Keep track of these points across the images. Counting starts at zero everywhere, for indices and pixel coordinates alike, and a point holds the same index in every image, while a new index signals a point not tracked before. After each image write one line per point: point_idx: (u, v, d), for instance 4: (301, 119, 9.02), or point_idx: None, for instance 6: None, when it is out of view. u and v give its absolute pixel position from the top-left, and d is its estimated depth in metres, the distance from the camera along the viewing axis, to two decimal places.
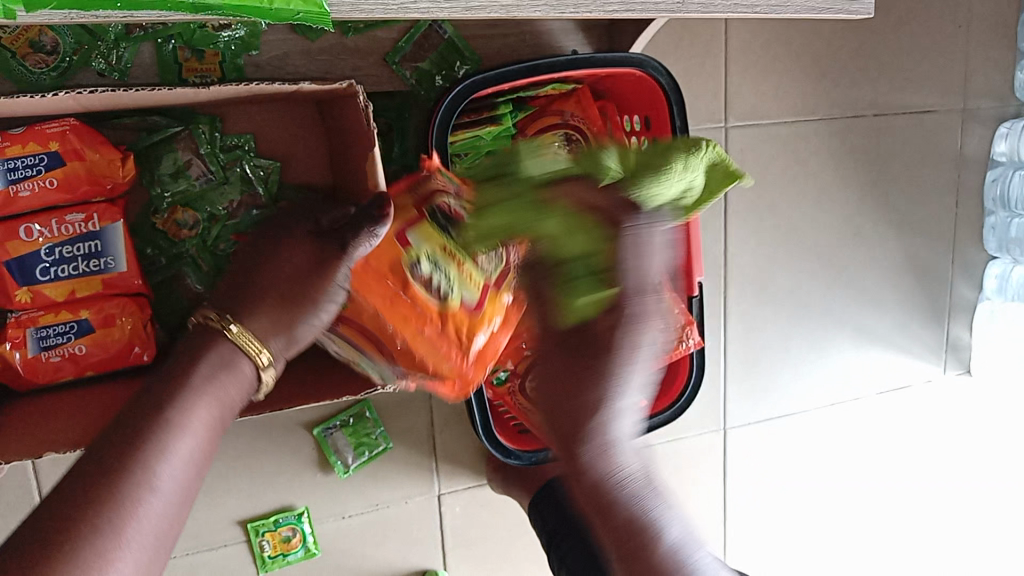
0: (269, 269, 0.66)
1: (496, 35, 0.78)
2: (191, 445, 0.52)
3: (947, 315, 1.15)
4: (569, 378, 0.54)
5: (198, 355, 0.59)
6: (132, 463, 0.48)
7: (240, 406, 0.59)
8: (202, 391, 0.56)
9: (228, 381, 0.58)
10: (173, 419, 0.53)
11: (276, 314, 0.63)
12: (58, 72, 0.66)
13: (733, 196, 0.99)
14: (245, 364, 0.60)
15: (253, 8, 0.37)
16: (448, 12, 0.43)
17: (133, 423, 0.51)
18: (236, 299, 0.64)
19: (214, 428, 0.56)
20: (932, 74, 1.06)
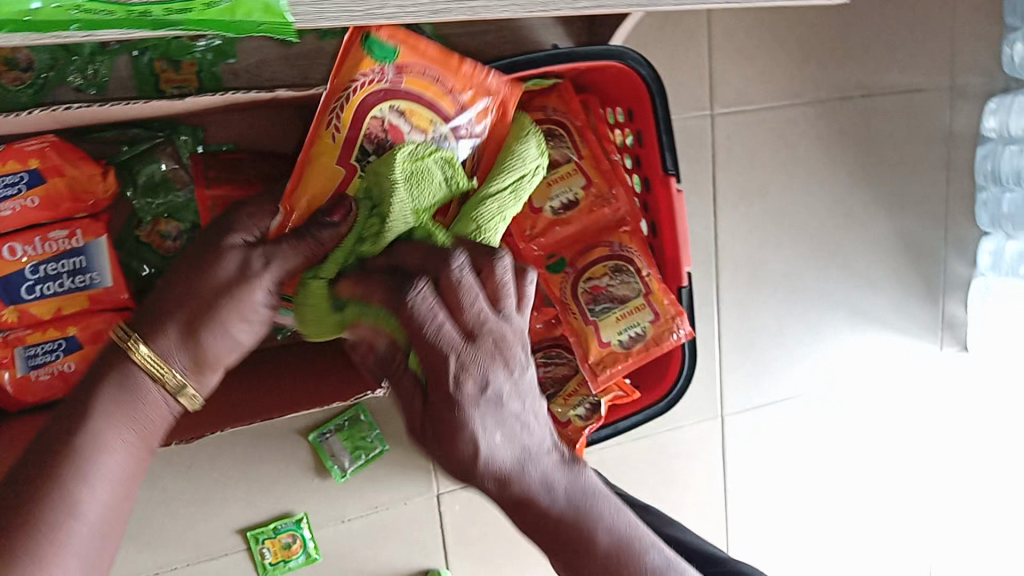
0: (188, 275, 0.52)
1: (475, 33, 0.78)
2: (116, 463, 0.50)
3: (941, 293, 1.15)
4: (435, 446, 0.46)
5: (104, 371, 0.51)
6: (47, 493, 0.47)
7: (165, 425, 0.53)
8: (114, 411, 0.50)
9: (142, 407, 0.51)
10: (85, 441, 0.49)
11: (184, 332, 0.51)
12: (34, 89, 0.66)
13: (721, 184, 0.98)
14: (152, 387, 0.51)
15: (215, 21, 0.36)
16: (414, 17, 0.43)
17: (48, 447, 0.48)
18: (151, 313, 0.52)
19: (139, 448, 0.52)
20: (916, 52, 1.05)
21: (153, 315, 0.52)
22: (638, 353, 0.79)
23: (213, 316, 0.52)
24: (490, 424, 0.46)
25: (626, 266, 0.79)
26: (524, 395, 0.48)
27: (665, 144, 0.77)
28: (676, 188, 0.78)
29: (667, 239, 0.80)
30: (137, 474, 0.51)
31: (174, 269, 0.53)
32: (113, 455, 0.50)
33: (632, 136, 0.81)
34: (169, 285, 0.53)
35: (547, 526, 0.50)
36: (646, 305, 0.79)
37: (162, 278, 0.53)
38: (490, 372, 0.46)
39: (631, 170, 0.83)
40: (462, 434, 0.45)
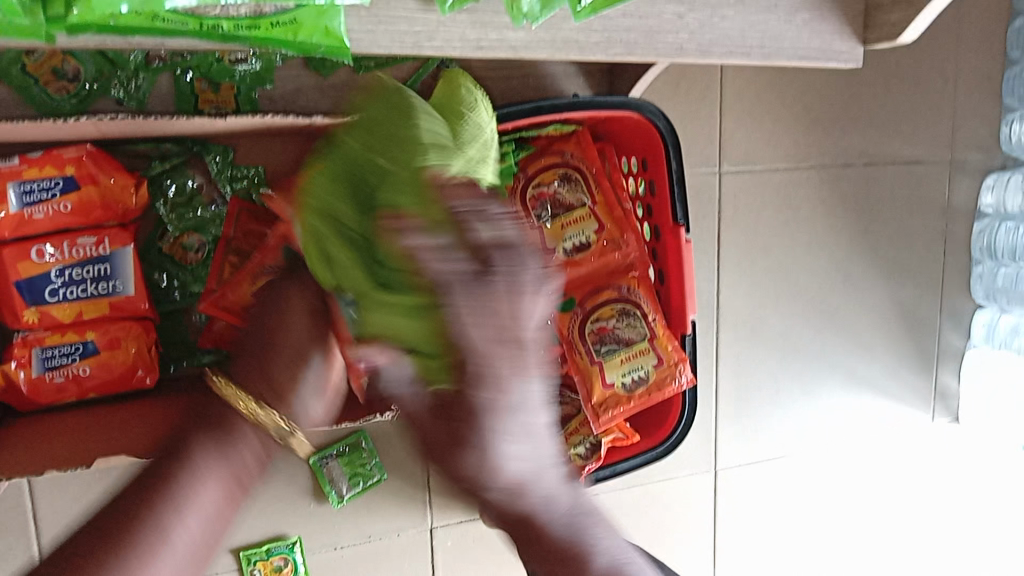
0: (284, 322, 0.56)
1: (501, 77, 0.81)
2: (212, 498, 0.49)
3: (936, 361, 1.17)
4: (450, 449, 0.47)
5: (204, 419, 0.53)
6: (146, 510, 0.47)
7: (257, 464, 0.53)
8: (208, 452, 0.51)
9: (234, 446, 0.52)
10: (185, 473, 0.49)
11: (263, 379, 0.55)
12: (78, 98, 0.68)
13: (726, 239, 1.01)
14: (250, 432, 0.53)
15: (276, 39, 0.39)
16: (459, 52, 0.45)
17: (149, 475, 0.49)
18: (251, 354, 0.56)
19: (232, 489, 0.51)
20: (919, 126, 1.09)
21: (248, 360, 0.56)
22: (639, 397, 0.80)
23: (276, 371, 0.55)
24: (526, 423, 0.47)
25: (632, 309, 0.81)
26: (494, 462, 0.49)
27: (677, 195, 0.80)
28: (685, 238, 0.80)
29: (674, 289, 0.82)
30: (232, 514, 0.51)
31: (269, 302, 0.58)
32: (210, 490, 0.49)
33: (645, 185, 0.84)
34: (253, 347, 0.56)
35: None
36: (650, 349, 0.81)
37: (259, 310, 0.58)
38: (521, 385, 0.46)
39: (642, 219, 0.86)
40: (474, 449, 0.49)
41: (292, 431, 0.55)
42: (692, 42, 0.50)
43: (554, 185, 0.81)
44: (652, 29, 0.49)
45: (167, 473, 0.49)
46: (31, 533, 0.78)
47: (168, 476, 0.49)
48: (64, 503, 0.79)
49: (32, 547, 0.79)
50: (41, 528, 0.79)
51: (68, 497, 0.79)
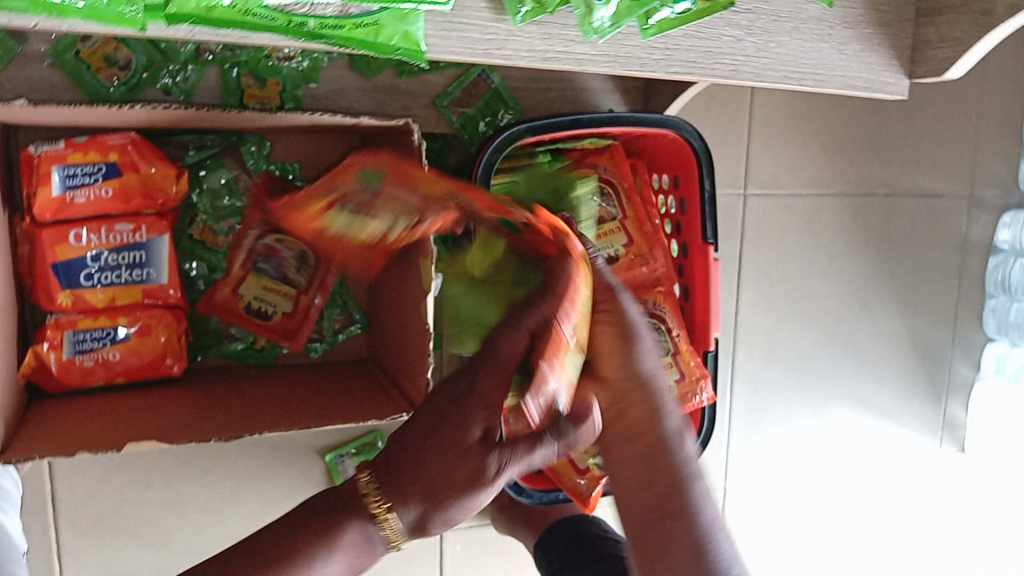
0: (432, 444, 0.52)
1: (539, 89, 0.82)
2: (337, 571, 0.54)
3: (945, 393, 1.18)
4: (610, 344, 0.51)
5: (340, 523, 0.54)
6: (282, 562, 0.52)
7: (375, 564, 0.54)
8: (354, 536, 0.54)
9: (369, 547, 0.54)
10: (322, 548, 0.53)
11: (427, 512, 0.53)
12: (128, 86, 0.69)
13: (747, 260, 1.02)
14: (381, 549, 0.54)
15: (358, 40, 0.40)
16: (527, 61, 0.46)
17: (294, 525, 0.54)
18: (398, 466, 0.53)
19: (349, 574, 0.55)
20: (941, 160, 1.10)
21: (411, 485, 0.53)
22: None
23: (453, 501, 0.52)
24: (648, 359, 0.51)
25: (658, 323, 0.82)
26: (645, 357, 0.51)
27: (707, 214, 0.81)
28: (713, 256, 0.82)
29: (699, 305, 0.84)
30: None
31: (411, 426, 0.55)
32: (336, 563, 0.53)
33: (676, 202, 0.85)
34: (396, 462, 0.54)
35: (650, 481, 0.49)
36: (674, 364, 0.82)
37: (406, 440, 0.54)
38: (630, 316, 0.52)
39: (670, 235, 0.87)
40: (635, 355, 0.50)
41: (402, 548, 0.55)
42: (748, 65, 0.51)
43: None
44: (710, 50, 0.50)
45: (305, 547, 0.53)
46: (49, 514, 0.79)
47: (300, 541, 0.53)
48: (84, 486, 0.79)
49: (49, 529, 0.79)
50: (59, 508, 0.79)
51: (88, 478, 0.79)
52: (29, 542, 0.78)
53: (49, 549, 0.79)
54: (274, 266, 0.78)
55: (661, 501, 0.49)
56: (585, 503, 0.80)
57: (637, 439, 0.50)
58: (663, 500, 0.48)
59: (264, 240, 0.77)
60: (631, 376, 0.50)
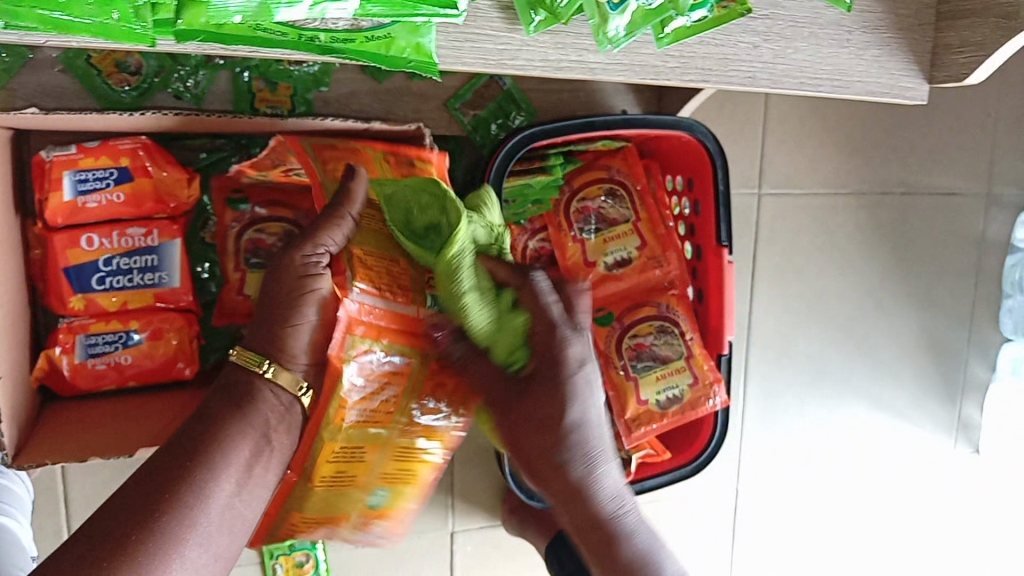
0: (292, 302, 0.54)
1: (552, 90, 0.81)
2: (230, 480, 0.53)
3: (960, 393, 1.17)
4: (523, 412, 0.55)
5: (226, 400, 0.56)
6: (180, 480, 0.51)
7: (281, 435, 0.56)
8: (234, 419, 0.55)
9: (255, 410, 0.55)
10: (215, 451, 0.53)
11: (282, 337, 0.55)
12: (139, 91, 0.69)
13: (761, 259, 1.01)
14: (267, 399, 0.56)
15: (369, 53, 0.40)
16: (539, 71, 0.46)
17: (185, 438, 0.54)
18: (261, 334, 0.55)
19: (259, 443, 0.55)
20: (958, 158, 1.09)
21: (265, 341, 0.55)
22: (673, 415, 0.81)
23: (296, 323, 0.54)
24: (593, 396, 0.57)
25: (671, 327, 0.82)
26: (580, 397, 0.55)
27: (721, 216, 0.80)
28: (727, 259, 0.81)
29: (713, 308, 0.83)
30: (265, 470, 0.55)
31: (269, 279, 0.56)
32: (239, 447, 0.54)
33: (689, 204, 0.84)
34: (265, 305, 0.56)
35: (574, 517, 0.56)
36: (686, 368, 0.82)
37: (264, 288, 0.56)
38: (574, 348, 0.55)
39: (684, 237, 0.86)
40: (554, 410, 0.54)
41: (315, 405, 0.57)
42: (765, 72, 0.51)
43: (598, 200, 0.82)
44: (726, 58, 0.50)
45: (193, 467, 0.52)
46: (62, 515, 0.79)
47: (207, 440, 0.53)
48: (96, 488, 0.80)
49: (62, 530, 0.79)
50: (72, 509, 0.79)
51: (100, 480, 0.80)
52: (42, 542, 0.79)
53: (62, 550, 0.79)
54: (264, 257, 0.76)
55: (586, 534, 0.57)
56: None
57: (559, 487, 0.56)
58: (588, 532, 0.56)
59: (248, 234, 0.76)
60: (554, 422, 0.55)
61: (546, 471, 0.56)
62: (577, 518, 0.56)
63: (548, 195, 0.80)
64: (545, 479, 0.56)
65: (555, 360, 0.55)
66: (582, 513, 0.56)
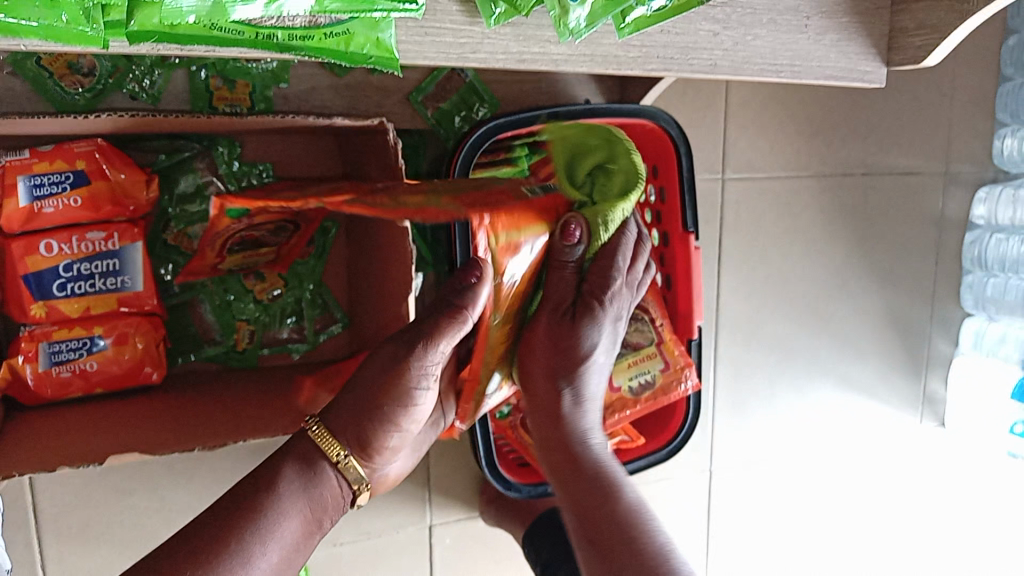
0: (389, 391, 0.55)
1: (514, 81, 0.81)
2: (282, 549, 0.51)
3: (923, 368, 1.19)
4: (549, 353, 0.63)
5: (285, 462, 0.55)
6: (230, 538, 0.49)
7: (332, 511, 0.56)
8: (294, 483, 0.54)
9: (317, 484, 0.55)
10: (268, 513, 0.52)
11: (360, 429, 0.56)
12: (93, 93, 0.67)
13: (728, 244, 1.02)
14: (331, 472, 0.55)
15: (329, 49, 0.40)
16: (502, 64, 0.46)
17: (241, 499, 0.52)
18: (347, 411, 0.56)
19: (311, 524, 0.54)
20: (916, 138, 1.11)
21: (344, 417, 0.56)
22: (645, 401, 0.81)
23: (376, 415, 0.56)
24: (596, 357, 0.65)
25: (641, 315, 0.82)
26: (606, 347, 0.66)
27: (687, 202, 0.81)
28: (694, 245, 0.82)
29: (682, 294, 0.84)
30: (306, 549, 0.54)
31: (366, 363, 0.57)
32: (291, 519, 0.52)
33: (655, 191, 0.85)
34: (355, 392, 0.57)
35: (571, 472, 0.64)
36: (657, 354, 0.82)
37: (359, 371, 0.57)
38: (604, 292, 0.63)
39: (651, 224, 0.86)
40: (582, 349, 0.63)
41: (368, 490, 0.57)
42: (726, 59, 0.51)
43: None
44: (687, 46, 0.50)
45: (245, 529, 0.50)
46: (31, 527, 0.78)
47: (262, 503, 0.52)
48: (66, 497, 0.78)
49: (31, 542, 0.78)
50: (41, 521, 0.78)
51: (70, 489, 0.78)
52: (14, 556, 0.77)
53: (33, 563, 0.78)
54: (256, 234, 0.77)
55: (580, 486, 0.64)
56: None
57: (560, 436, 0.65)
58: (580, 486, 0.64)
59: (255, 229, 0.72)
60: (582, 355, 0.63)
61: (562, 431, 0.65)
62: (579, 487, 0.64)
63: None
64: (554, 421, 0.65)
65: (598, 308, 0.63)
66: (583, 479, 0.63)
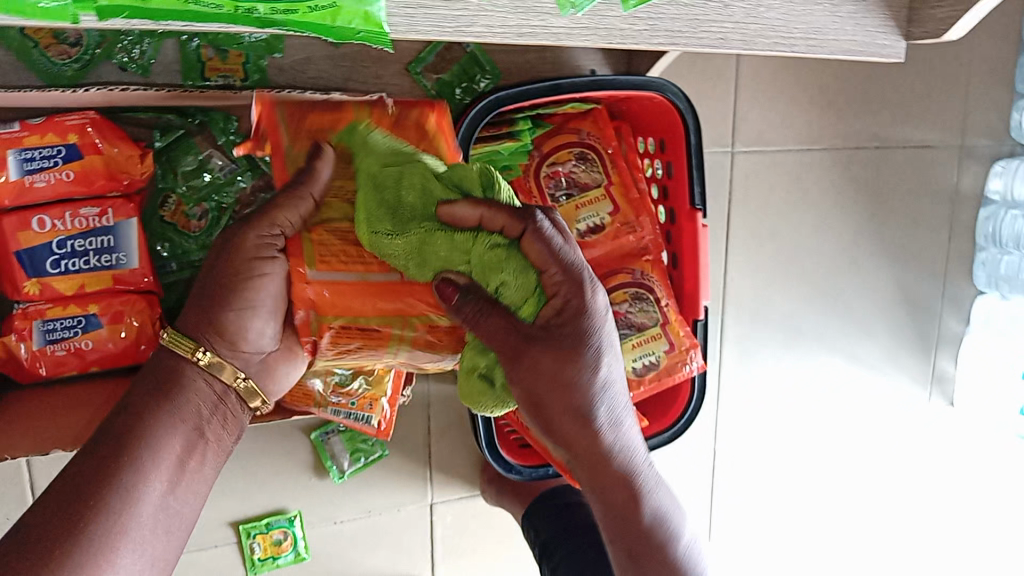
0: (230, 280, 0.52)
1: (517, 52, 0.78)
2: (162, 483, 0.51)
3: (934, 346, 1.17)
4: (542, 407, 0.53)
5: (154, 379, 0.54)
6: (104, 487, 0.49)
7: (229, 429, 0.57)
8: (160, 415, 0.52)
9: (185, 403, 0.54)
10: (142, 453, 0.51)
11: (218, 310, 0.53)
12: (80, 64, 0.65)
13: (735, 219, 1.00)
14: (198, 380, 0.54)
15: (314, 24, 0.38)
16: (499, 37, 0.44)
17: (101, 438, 0.51)
18: (193, 315, 0.54)
19: (191, 440, 0.54)
20: (931, 110, 1.08)
21: (197, 321, 0.54)
22: (650, 381, 0.81)
23: (234, 295, 0.53)
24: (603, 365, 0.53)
25: (646, 294, 0.81)
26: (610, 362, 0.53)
27: (696, 180, 0.79)
28: (702, 223, 0.80)
29: (687, 273, 0.83)
30: (190, 475, 0.53)
31: (220, 251, 0.54)
32: (169, 449, 0.52)
33: (662, 166, 0.82)
34: (209, 284, 0.54)
35: (610, 512, 0.58)
36: (662, 334, 0.81)
37: (210, 262, 0.54)
38: (600, 320, 0.52)
39: (657, 200, 0.85)
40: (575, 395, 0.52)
41: (255, 391, 0.57)
42: (736, 32, 0.49)
43: (569, 164, 0.80)
44: (697, 18, 0.48)
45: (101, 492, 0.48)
46: (29, 503, 0.77)
47: (129, 439, 0.51)
48: None
49: None
50: (39, 499, 0.78)
51: None
52: None
53: None
54: None
55: (621, 519, 0.58)
56: None
57: (595, 460, 0.56)
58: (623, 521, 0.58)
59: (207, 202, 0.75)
60: (573, 412, 0.53)
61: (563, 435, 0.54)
62: (614, 511, 0.58)
63: (517, 160, 0.79)
64: (581, 463, 0.56)
65: (571, 349, 0.51)
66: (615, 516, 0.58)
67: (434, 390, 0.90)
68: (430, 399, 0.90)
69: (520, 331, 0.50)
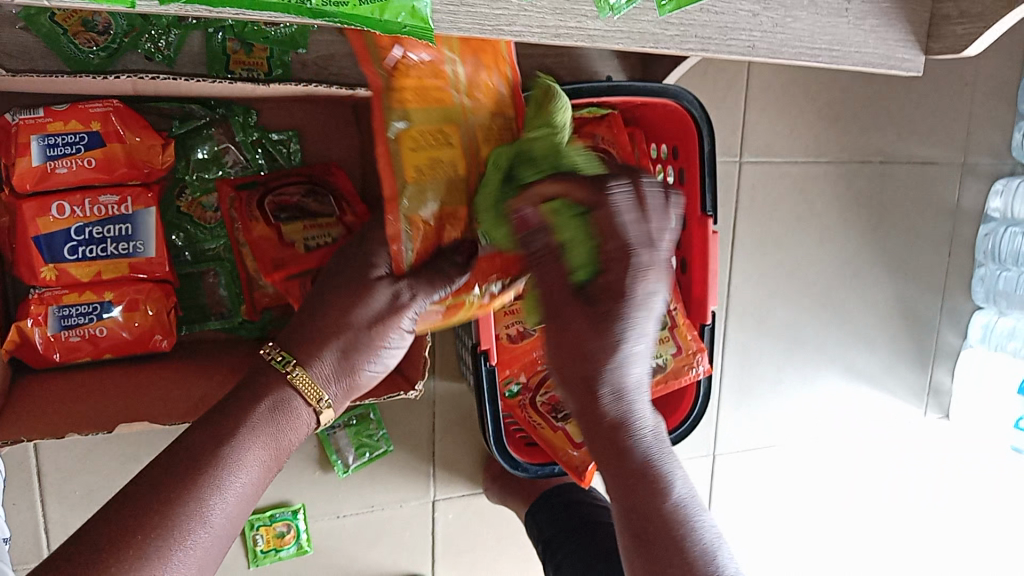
0: (348, 316, 0.58)
1: (536, 54, 0.79)
2: (238, 492, 0.49)
3: (931, 359, 1.19)
4: (575, 367, 0.48)
5: (259, 395, 0.54)
6: (185, 494, 0.47)
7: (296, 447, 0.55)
8: (263, 427, 0.52)
9: (287, 425, 0.54)
10: (228, 456, 0.50)
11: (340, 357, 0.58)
12: (107, 53, 0.66)
13: (741, 228, 1.01)
14: (302, 408, 0.55)
15: (363, 16, 0.39)
16: (536, 38, 0.45)
17: (185, 455, 0.49)
18: (305, 338, 0.58)
19: (271, 462, 0.52)
20: (936, 126, 1.09)
21: (310, 338, 0.58)
22: (657, 384, 0.81)
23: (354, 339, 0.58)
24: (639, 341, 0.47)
25: None
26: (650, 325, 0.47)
27: (707, 187, 0.80)
28: (713, 229, 0.80)
29: (696, 278, 0.83)
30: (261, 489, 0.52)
31: (326, 298, 0.59)
32: (253, 460, 0.51)
33: (674, 173, 0.83)
34: (318, 312, 0.59)
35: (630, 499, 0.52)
36: (669, 337, 0.83)
37: (315, 298, 0.60)
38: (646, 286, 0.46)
39: None
40: (614, 351, 0.46)
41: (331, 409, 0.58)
42: (764, 41, 0.50)
43: None
44: (726, 26, 0.49)
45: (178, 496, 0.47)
46: (35, 489, 0.77)
47: (212, 454, 0.49)
48: (69, 461, 0.78)
49: (36, 503, 0.78)
50: (45, 484, 0.78)
51: (74, 453, 0.78)
52: (16, 517, 0.77)
53: (37, 524, 0.78)
54: None
55: (639, 506, 0.52)
56: (579, 477, 0.79)
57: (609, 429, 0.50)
58: (641, 512, 0.51)
59: (269, 197, 0.74)
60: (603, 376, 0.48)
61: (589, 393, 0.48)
62: (632, 492, 0.52)
63: None
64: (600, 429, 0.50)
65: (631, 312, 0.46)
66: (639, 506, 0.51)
67: (440, 387, 0.91)
68: (435, 396, 0.91)
69: (570, 287, 0.47)
